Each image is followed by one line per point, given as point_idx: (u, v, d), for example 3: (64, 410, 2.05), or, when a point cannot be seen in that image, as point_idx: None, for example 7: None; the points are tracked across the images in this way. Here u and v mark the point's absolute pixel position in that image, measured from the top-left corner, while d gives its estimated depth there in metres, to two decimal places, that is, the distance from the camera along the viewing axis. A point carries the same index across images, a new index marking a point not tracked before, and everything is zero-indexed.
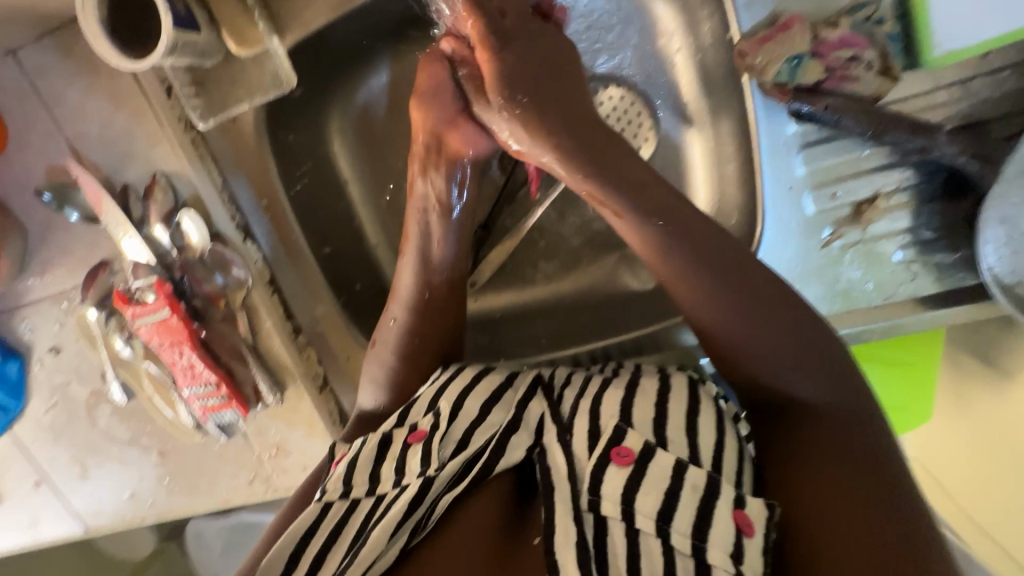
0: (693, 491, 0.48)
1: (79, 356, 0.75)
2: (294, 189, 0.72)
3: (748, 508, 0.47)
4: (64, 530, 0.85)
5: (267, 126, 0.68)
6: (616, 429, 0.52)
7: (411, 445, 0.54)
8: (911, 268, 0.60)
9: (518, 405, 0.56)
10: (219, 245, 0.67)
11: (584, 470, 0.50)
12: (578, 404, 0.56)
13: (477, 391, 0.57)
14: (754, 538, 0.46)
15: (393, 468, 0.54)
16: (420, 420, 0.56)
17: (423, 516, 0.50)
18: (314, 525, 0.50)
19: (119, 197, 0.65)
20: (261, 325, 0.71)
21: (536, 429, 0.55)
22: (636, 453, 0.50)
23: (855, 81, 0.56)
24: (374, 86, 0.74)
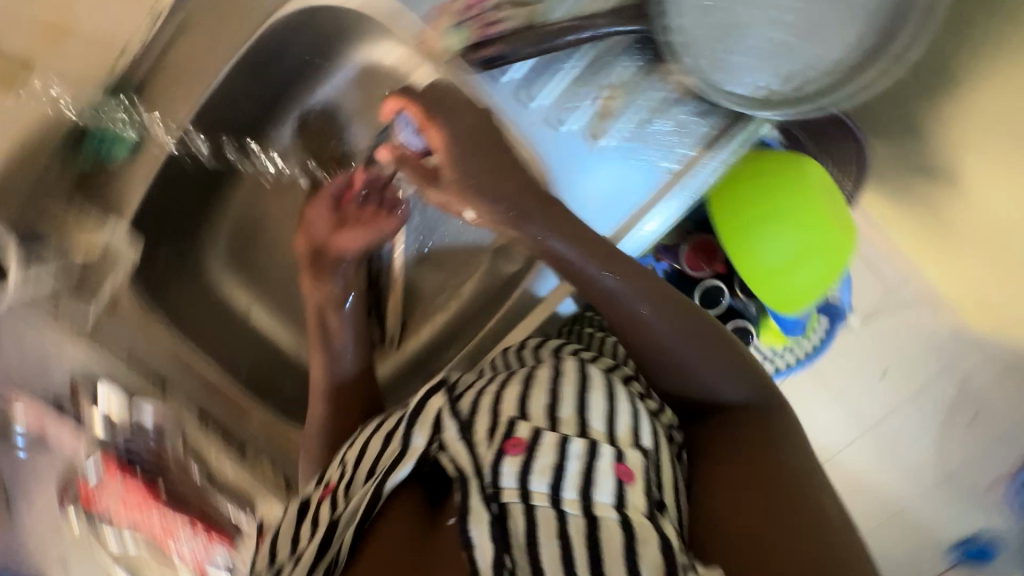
0: (582, 458, 0.47)
1: (87, 562, 0.83)
2: (193, 335, 0.82)
3: (628, 459, 0.48)
4: None
5: (146, 295, 0.78)
6: (509, 422, 0.49)
7: (322, 500, 0.53)
8: (684, 126, 0.67)
9: (414, 412, 0.53)
10: (140, 404, 0.76)
11: (482, 463, 0.47)
12: (478, 403, 0.52)
13: (380, 431, 0.56)
14: (635, 484, 0.47)
15: (307, 528, 0.51)
16: (331, 476, 0.56)
17: (334, 552, 0.48)
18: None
19: (53, 409, 0.75)
20: (211, 459, 0.78)
21: (434, 422, 0.51)
22: (526, 439, 0.47)
23: (504, 21, 0.63)
24: (223, 223, 0.85)
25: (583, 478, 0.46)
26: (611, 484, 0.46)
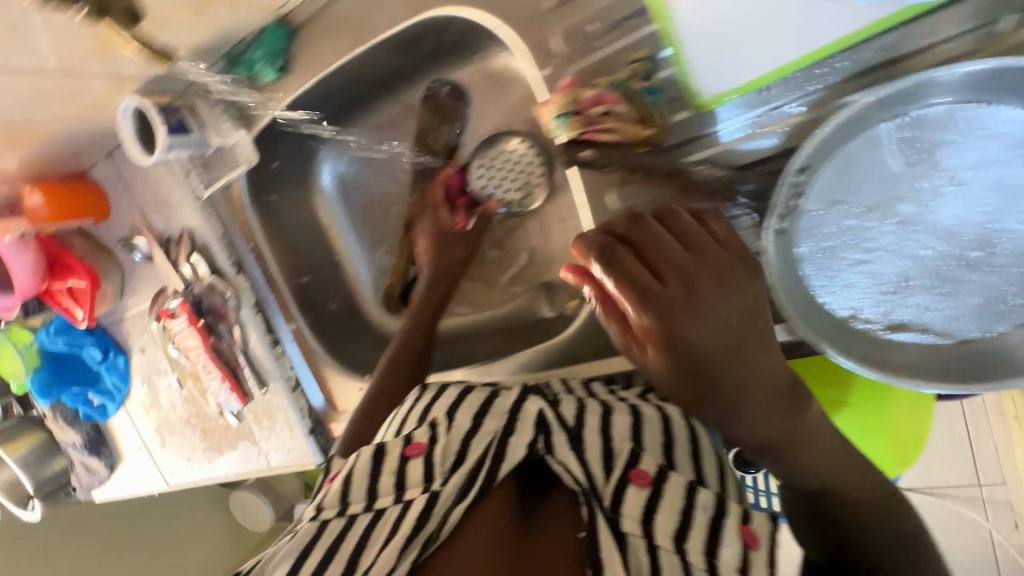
0: (704, 510, 0.55)
1: (155, 355, 1.08)
2: (280, 234, 0.95)
3: (753, 524, 0.54)
4: (154, 485, 1.24)
5: (254, 192, 0.91)
6: (630, 453, 0.59)
7: (410, 458, 0.60)
8: None
9: (510, 414, 0.63)
10: (217, 279, 0.91)
11: (603, 488, 0.56)
12: (583, 417, 0.63)
13: (466, 406, 0.67)
14: (759, 550, 0.52)
15: (392, 482, 0.59)
16: (416, 435, 0.63)
17: (435, 527, 0.53)
18: (314, 541, 0.54)
19: (164, 246, 0.94)
20: (250, 338, 0.94)
21: (535, 422, 0.62)
22: (651, 473, 0.57)
23: (610, 131, 0.54)
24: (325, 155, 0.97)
25: (707, 532, 0.53)
26: (737, 546, 0.52)
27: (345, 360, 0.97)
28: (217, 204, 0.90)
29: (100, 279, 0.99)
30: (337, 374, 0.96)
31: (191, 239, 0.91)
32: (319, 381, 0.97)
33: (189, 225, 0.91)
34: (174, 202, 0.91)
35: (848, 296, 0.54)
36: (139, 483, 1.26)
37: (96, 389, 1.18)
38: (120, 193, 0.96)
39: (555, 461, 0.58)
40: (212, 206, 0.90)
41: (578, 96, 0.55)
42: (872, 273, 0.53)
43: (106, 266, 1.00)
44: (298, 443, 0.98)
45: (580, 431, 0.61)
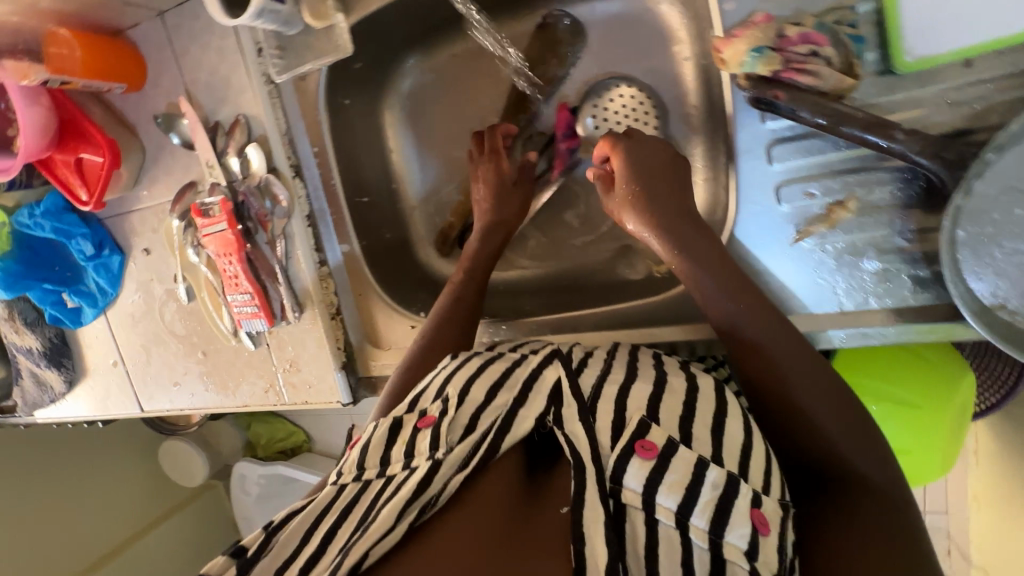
0: (713, 488, 0.50)
1: (162, 259, 0.95)
2: (346, 142, 0.86)
3: (765, 508, 0.50)
4: (125, 409, 1.10)
5: (330, 89, 0.81)
6: (639, 423, 0.54)
7: (421, 429, 0.58)
8: (884, 276, 0.59)
9: (523, 386, 0.59)
10: (273, 176, 0.81)
11: (606, 460, 0.52)
12: (602, 389, 0.59)
13: (482, 378, 0.61)
14: (769, 536, 0.49)
15: (403, 450, 0.57)
16: (430, 407, 0.60)
17: (434, 492, 0.52)
18: (329, 505, 0.56)
19: (211, 132, 0.82)
20: (295, 253, 0.84)
21: (550, 393, 0.58)
22: (660, 447, 0.52)
23: (811, 74, 0.51)
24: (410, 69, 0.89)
25: (716, 509, 0.49)
26: (745, 529, 0.48)
27: (395, 294, 0.88)
28: (287, 94, 0.81)
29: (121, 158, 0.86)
30: (385, 309, 0.87)
31: (248, 129, 0.80)
32: (362, 313, 0.88)
33: (249, 113, 0.80)
34: (235, 84, 0.80)
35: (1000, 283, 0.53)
36: (108, 405, 1.11)
37: (74, 289, 1.03)
38: (163, 65, 0.83)
39: (562, 435, 0.54)
40: (282, 96, 0.80)
41: (785, 29, 0.52)
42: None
43: (128, 145, 0.87)
44: (325, 377, 0.88)
45: (596, 407, 0.56)
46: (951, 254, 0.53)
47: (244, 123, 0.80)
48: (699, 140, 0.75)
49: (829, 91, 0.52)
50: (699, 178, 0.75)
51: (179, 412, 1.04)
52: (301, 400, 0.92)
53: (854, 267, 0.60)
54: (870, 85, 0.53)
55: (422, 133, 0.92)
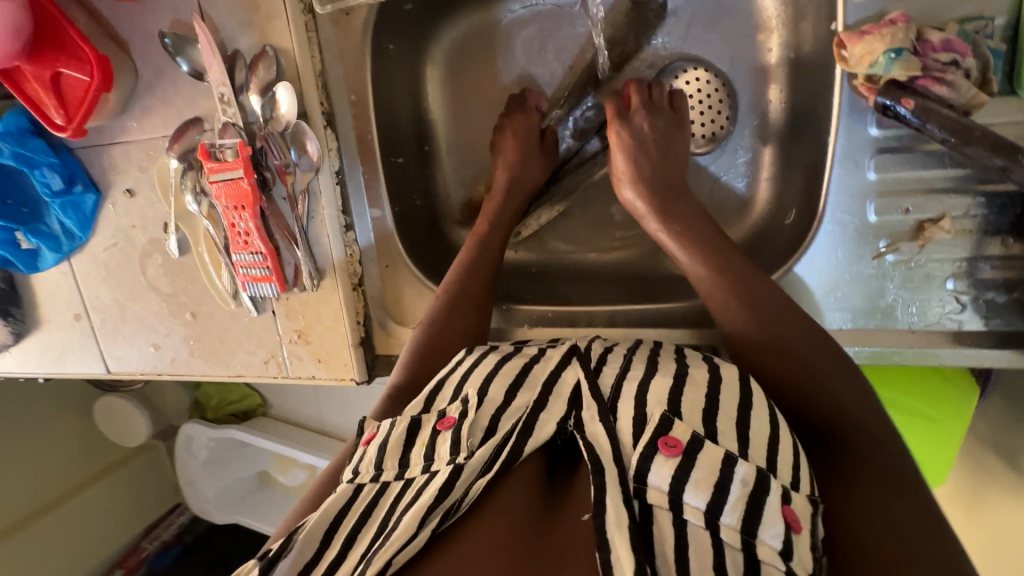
0: (742, 486, 0.43)
1: (149, 203, 0.82)
2: (384, 93, 0.76)
3: (795, 503, 0.44)
4: (88, 368, 0.96)
5: (375, 29, 0.72)
6: (662, 418, 0.47)
7: (439, 432, 0.50)
8: (960, 299, 0.59)
9: (545, 384, 0.52)
10: (302, 122, 0.71)
11: (629, 458, 0.46)
12: (622, 385, 0.51)
13: (503, 373, 0.54)
14: (802, 534, 0.42)
15: (422, 454, 0.50)
16: (448, 408, 0.52)
17: (456, 498, 0.46)
18: (346, 508, 0.48)
19: (228, 62, 0.71)
20: (319, 213, 0.75)
21: (570, 399, 0.51)
22: (684, 443, 0.45)
23: (948, 85, 0.49)
24: (458, 17, 0.80)
25: (747, 507, 0.42)
26: (780, 527, 0.42)
27: (423, 267, 0.81)
28: (324, 28, 0.70)
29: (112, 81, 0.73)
30: (413, 283, 0.79)
31: (276, 63, 0.69)
32: (386, 286, 0.80)
33: (278, 45, 0.69)
34: (263, 8, 0.69)
35: None
36: (66, 362, 0.97)
37: (32, 228, 0.88)
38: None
39: (583, 440, 0.48)
40: (318, 30, 0.70)
41: (925, 32, 0.50)
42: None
43: (120, 67, 0.74)
44: (339, 352, 0.81)
45: (617, 407, 0.49)
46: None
47: (271, 56, 0.69)
48: (773, 138, 0.71)
49: (960, 105, 0.50)
50: (768, 177, 0.72)
51: (154, 377, 0.93)
52: (306, 375, 0.83)
53: (933, 288, 0.59)
54: (993, 106, 0.51)
55: (465, 92, 0.83)
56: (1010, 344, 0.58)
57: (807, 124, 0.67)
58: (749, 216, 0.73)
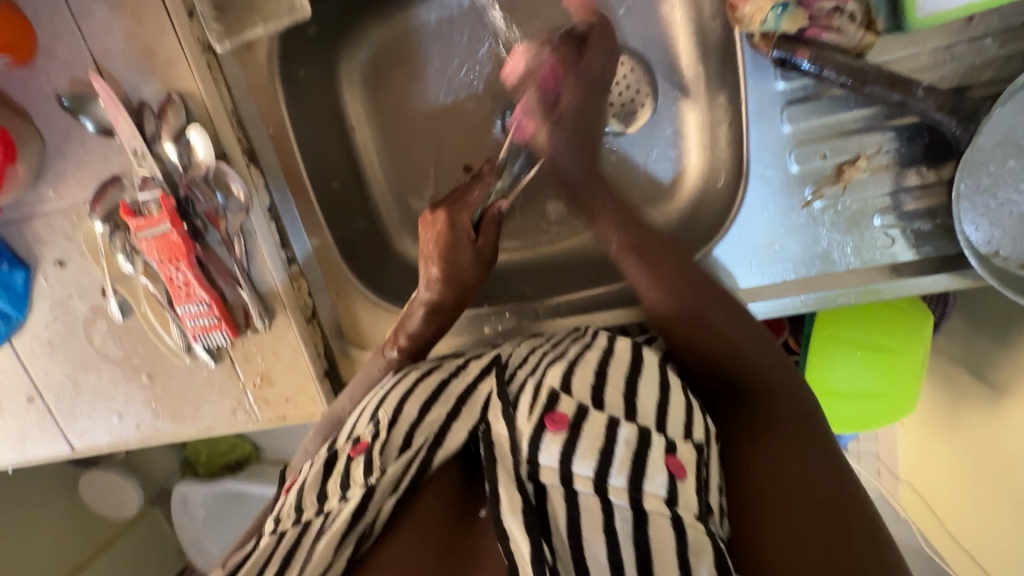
0: (625, 447, 0.44)
1: (83, 270, 0.79)
2: (303, 120, 0.75)
3: (679, 453, 0.45)
4: (50, 451, 0.92)
5: (282, 59, 0.72)
6: (549, 394, 0.48)
7: (354, 458, 0.50)
8: (890, 233, 0.60)
9: (458, 398, 0.52)
10: (223, 163, 0.70)
11: (520, 439, 0.46)
12: (526, 382, 0.52)
13: (416, 395, 0.53)
14: (686, 481, 0.43)
15: (338, 484, 0.49)
16: (363, 433, 0.52)
17: (368, 521, 0.46)
18: (268, 558, 0.46)
19: (135, 114, 0.68)
20: (257, 252, 0.74)
21: (482, 408, 0.51)
22: (569, 416, 0.46)
23: (837, 31, 0.51)
24: (367, 34, 0.79)
25: (631, 464, 0.44)
26: (663, 477, 0.43)
27: (376, 286, 0.80)
28: (228, 65, 0.70)
29: (16, 152, 0.70)
30: (367, 306, 0.79)
31: (185, 108, 0.68)
32: (340, 313, 0.79)
33: (184, 89, 0.68)
34: (160, 54, 0.67)
35: (993, 231, 0.56)
36: (27, 448, 0.93)
37: None
38: (61, 33, 0.68)
39: (486, 441, 0.47)
40: (222, 68, 0.70)
41: None
42: (1019, 212, 0.55)
43: (24, 136, 0.71)
44: (304, 388, 0.79)
45: (519, 399, 0.50)
46: (955, 207, 0.55)
47: (178, 101, 0.68)
48: (693, 106, 0.72)
49: (852, 48, 0.52)
50: (696, 143, 0.72)
51: (122, 447, 0.90)
52: (277, 416, 0.81)
53: (865, 226, 0.61)
54: (884, 44, 0.54)
55: (387, 106, 0.82)
56: (943, 267, 0.60)
57: (720, 86, 0.69)
58: (685, 184, 0.73)
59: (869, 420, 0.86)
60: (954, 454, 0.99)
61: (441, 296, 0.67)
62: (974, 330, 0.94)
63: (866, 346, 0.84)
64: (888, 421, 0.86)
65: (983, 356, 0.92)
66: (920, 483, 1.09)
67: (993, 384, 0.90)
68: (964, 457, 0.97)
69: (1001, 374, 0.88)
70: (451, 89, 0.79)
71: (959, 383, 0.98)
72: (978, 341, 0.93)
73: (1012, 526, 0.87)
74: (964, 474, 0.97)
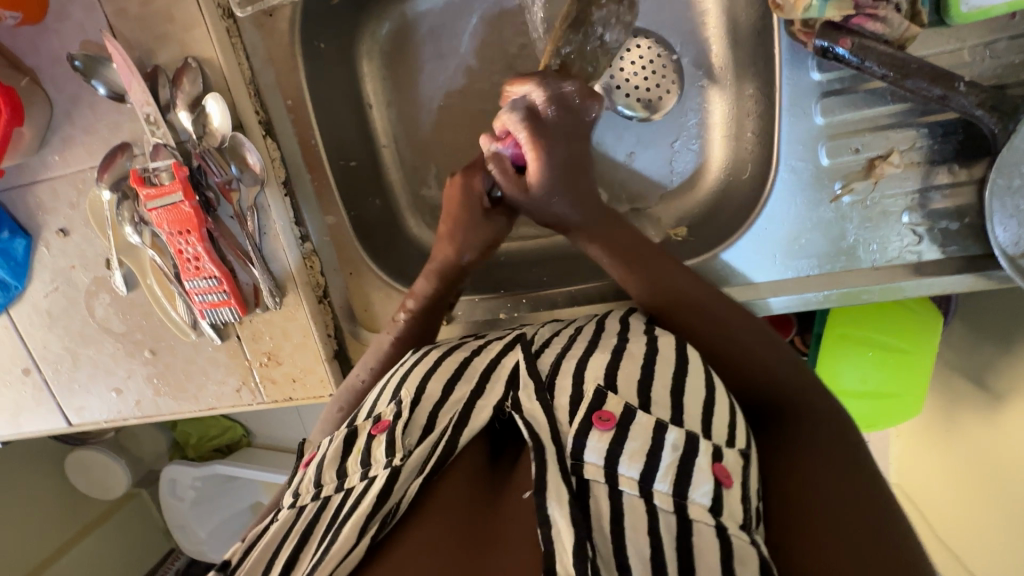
0: (673, 450, 0.43)
1: (87, 240, 0.77)
2: (321, 94, 0.74)
3: (725, 459, 0.44)
4: (45, 426, 0.90)
5: (303, 29, 0.70)
6: (596, 393, 0.47)
7: (375, 437, 0.49)
8: (917, 231, 0.60)
9: (482, 376, 0.51)
10: (240, 134, 0.68)
11: (563, 437, 0.45)
12: (561, 364, 0.51)
13: (439, 373, 0.52)
14: (732, 490, 0.42)
15: (358, 462, 0.48)
16: (384, 411, 0.51)
17: (394, 502, 0.44)
18: (288, 531, 0.45)
19: (149, 79, 0.66)
20: (271, 227, 0.72)
21: (509, 378, 0.50)
22: (618, 418, 0.45)
23: (882, 21, 0.51)
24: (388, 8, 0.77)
25: (677, 470, 0.42)
26: (709, 485, 0.42)
27: (389, 268, 0.78)
28: (248, 33, 0.68)
29: (23, 113, 0.67)
30: (381, 287, 0.77)
31: (201, 75, 0.66)
32: (351, 293, 0.78)
33: (200, 55, 0.66)
34: (178, 17, 0.65)
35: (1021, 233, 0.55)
36: (21, 422, 0.90)
37: None
38: None
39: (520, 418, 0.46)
40: (242, 35, 0.68)
41: None
42: None
43: (31, 97, 0.69)
44: (313, 369, 0.78)
45: (555, 385, 0.49)
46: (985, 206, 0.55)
47: (195, 67, 0.66)
48: (720, 97, 0.71)
49: (895, 40, 0.52)
50: (721, 135, 0.71)
51: (119, 424, 0.88)
52: (283, 397, 0.79)
53: (893, 223, 0.60)
54: (925, 38, 0.53)
55: (405, 84, 0.80)
56: (965, 268, 0.59)
57: (750, 77, 0.68)
58: (708, 176, 0.73)
59: (875, 419, 0.87)
60: (949, 460, 1.00)
61: (453, 252, 0.65)
62: (976, 336, 0.94)
63: (877, 345, 0.84)
64: (896, 420, 0.86)
65: (983, 362, 0.92)
66: (911, 485, 1.10)
67: (991, 390, 0.90)
68: (958, 460, 0.97)
69: (999, 379, 0.88)
70: (471, 68, 0.78)
71: (956, 390, 0.98)
72: (978, 347, 0.94)
73: (1001, 530, 0.88)
74: (957, 476, 0.98)
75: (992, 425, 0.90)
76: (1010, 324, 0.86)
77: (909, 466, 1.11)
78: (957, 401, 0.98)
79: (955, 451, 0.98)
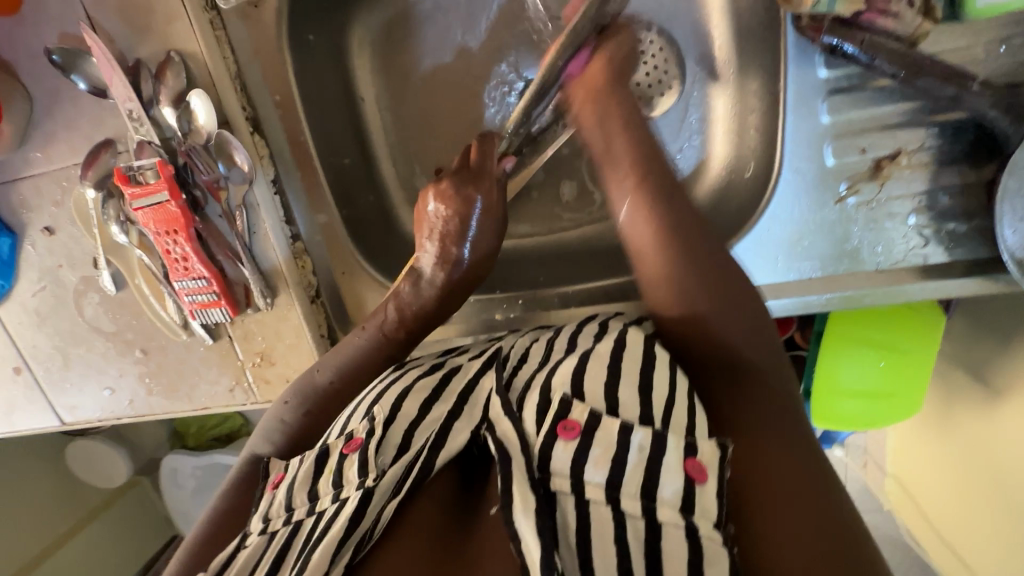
0: (640, 453, 0.42)
1: (73, 239, 0.75)
2: (309, 88, 0.71)
3: (700, 453, 0.42)
4: (39, 424, 0.89)
5: (290, 21, 0.67)
6: (562, 399, 0.45)
7: (347, 457, 0.48)
8: (922, 234, 0.58)
9: (459, 397, 0.50)
10: (226, 131, 0.66)
11: (531, 444, 0.44)
12: (535, 377, 0.50)
13: (416, 392, 0.52)
14: (706, 486, 0.40)
15: (330, 484, 0.47)
16: (357, 428, 0.50)
17: (365, 528, 0.43)
18: (258, 558, 0.45)
19: (130, 74, 0.64)
20: (260, 226, 0.71)
21: (483, 409, 0.49)
22: (582, 424, 0.44)
23: (893, 17, 0.49)
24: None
25: (644, 471, 0.41)
26: (678, 483, 0.41)
27: (381, 267, 0.76)
28: (233, 25, 0.66)
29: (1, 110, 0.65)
30: (374, 287, 0.75)
31: (185, 69, 0.64)
32: (343, 294, 0.76)
33: (184, 48, 0.64)
34: (159, 9, 0.63)
35: None
36: (14, 419, 0.89)
37: None
38: None
39: (492, 439, 0.45)
40: (227, 27, 0.66)
41: None
42: None
43: (10, 93, 0.66)
44: (306, 369, 0.77)
45: (525, 399, 0.48)
46: (994, 209, 0.53)
47: (178, 62, 0.64)
48: (722, 91, 0.69)
49: (907, 36, 0.50)
50: (723, 131, 0.69)
51: (113, 423, 0.87)
52: (277, 399, 0.78)
53: (898, 226, 0.59)
54: (937, 35, 0.51)
55: (397, 76, 0.77)
56: (970, 269, 0.58)
57: (754, 72, 0.65)
58: (709, 173, 0.71)
59: (876, 419, 0.85)
60: (945, 455, 0.99)
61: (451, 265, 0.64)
62: (975, 331, 0.93)
63: (876, 344, 0.83)
64: (895, 420, 0.86)
65: (982, 358, 0.91)
66: (907, 478, 1.10)
67: (990, 386, 0.89)
68: (953, 454, 0.97)
69: (998, 375, 0.87)
70: (465, 60, 0.75)
71: (956, 386, 0.97)
72: (977, 343, 0.93)
73: (992, 525, 0.88)
74: (950, 468, 0.98)
75: (988, 420, 0.89)
76: (1010, 321, 0.85)
77: (903, 460, 1.11)
78: (955, 395, 0.97)
79: (951, 445, 0.98)
